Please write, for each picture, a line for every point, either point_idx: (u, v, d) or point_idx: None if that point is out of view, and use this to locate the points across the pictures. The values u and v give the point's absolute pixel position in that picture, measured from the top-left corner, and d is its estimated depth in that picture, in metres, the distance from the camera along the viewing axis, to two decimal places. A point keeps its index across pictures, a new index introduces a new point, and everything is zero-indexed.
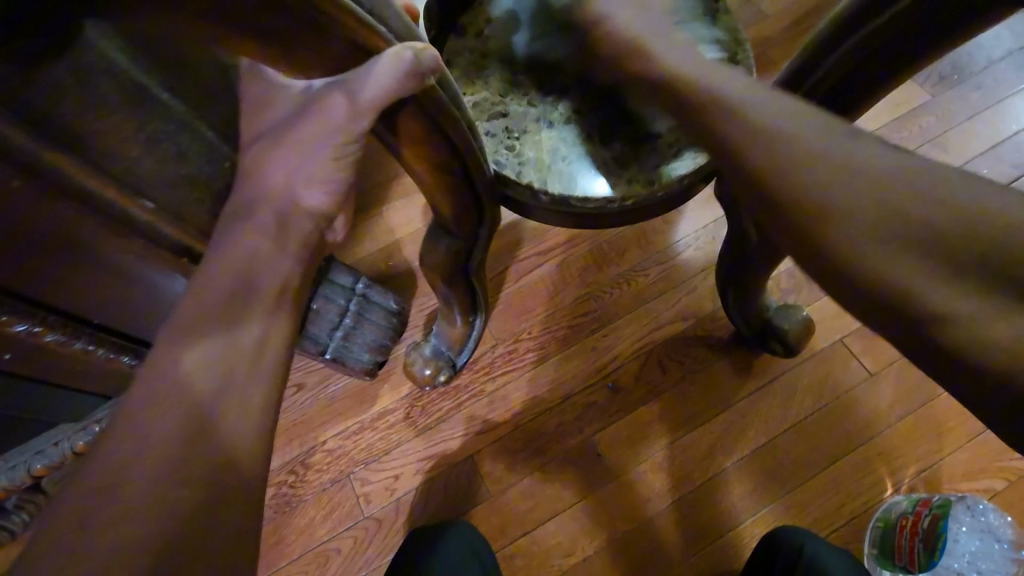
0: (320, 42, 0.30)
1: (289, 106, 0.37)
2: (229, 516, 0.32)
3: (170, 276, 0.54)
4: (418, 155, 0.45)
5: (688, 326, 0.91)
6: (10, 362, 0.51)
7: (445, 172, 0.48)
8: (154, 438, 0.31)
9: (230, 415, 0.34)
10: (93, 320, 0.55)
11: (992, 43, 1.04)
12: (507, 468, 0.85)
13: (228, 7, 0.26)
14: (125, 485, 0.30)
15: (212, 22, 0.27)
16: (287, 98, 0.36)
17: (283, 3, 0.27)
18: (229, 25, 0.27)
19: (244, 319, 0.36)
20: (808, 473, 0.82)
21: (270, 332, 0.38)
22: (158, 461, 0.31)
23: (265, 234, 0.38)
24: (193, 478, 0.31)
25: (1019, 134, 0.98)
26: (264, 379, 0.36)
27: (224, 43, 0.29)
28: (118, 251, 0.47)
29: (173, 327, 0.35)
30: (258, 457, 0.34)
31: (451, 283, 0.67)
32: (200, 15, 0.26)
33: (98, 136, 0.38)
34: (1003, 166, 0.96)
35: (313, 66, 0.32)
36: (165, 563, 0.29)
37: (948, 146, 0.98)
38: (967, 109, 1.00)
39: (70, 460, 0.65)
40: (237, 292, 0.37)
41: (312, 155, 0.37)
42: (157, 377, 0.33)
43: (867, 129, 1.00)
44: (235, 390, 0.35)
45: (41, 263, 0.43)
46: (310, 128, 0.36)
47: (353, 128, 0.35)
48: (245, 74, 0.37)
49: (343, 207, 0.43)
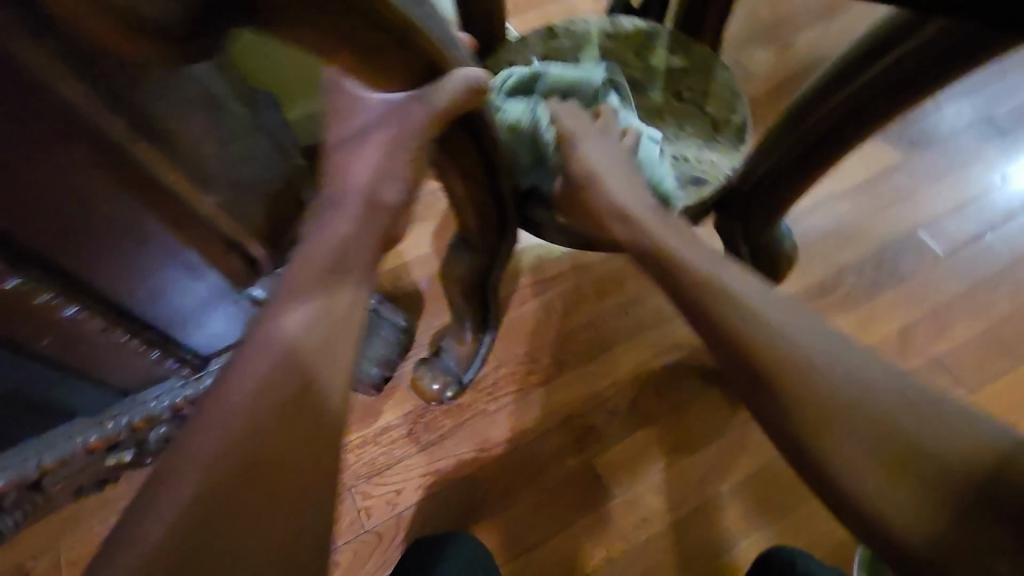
0: (404, 58, 0.36)
1: (371, 114, 0.46)
2: (309, 459, 0.39)
3: (210, 271, 0.57)
4: (457, 171, 0.51)
5: (682, 355, 0.96)
6: (53, 347, 0.55)
7: (477, 188, 0.54)
8: (263, 381, 0.39)
9: (322, 375, 0.41)
10: (134, 312, 0.58)
11: (953, 113, 1.15)
12: (506, 486, 0.87)
13: (342, 29, 0.32)
14: (239, 415, 0.38)
15: (326, 41, 0.32)
16: (369, 107, 0.46)
17: (385, 26, 0.32)
18: (338, 43, 0.32)
19: (337, 290, 0.44)
20: (796, 500, 0.86)
21: (356, 305, 0.45)
22: (264, 403, 0.39)
23: (350, 222, 0.46)
24: (288, 423, 0.39)
25: (980, 194, 1.08)
26: (349, 349, 0.43)
27: (327, 59, 0.34)
28: (171, 243, 0.51)
29: (284, 290, 0.43)
30: (338, 411, 0.41)
31: (467, 297, 0.71)
32: (318, 34, 0.32)
33: (176, 131, 0.43)
34: (967, 222, 1.05)
35: (393, 80, 0.38)
36: (254, 488, 0.37)
37: (916, 202, 1.07)
38: (932, 170, 1.10)
39: (84, 453, 0.68)
40: (330, 268, 0.44)
41: (387, 151, 0.46)
42: (269, 330, 0.41)
43: (844, 182, 1.09)
44: (327, 356, 0.42)
45: (102, 250, 0.48)
46: (389, 129, 0.45)
47: (416, 138, 0.42)
48: (338, 90, 0.48)
49: (390, 209, 0.47)
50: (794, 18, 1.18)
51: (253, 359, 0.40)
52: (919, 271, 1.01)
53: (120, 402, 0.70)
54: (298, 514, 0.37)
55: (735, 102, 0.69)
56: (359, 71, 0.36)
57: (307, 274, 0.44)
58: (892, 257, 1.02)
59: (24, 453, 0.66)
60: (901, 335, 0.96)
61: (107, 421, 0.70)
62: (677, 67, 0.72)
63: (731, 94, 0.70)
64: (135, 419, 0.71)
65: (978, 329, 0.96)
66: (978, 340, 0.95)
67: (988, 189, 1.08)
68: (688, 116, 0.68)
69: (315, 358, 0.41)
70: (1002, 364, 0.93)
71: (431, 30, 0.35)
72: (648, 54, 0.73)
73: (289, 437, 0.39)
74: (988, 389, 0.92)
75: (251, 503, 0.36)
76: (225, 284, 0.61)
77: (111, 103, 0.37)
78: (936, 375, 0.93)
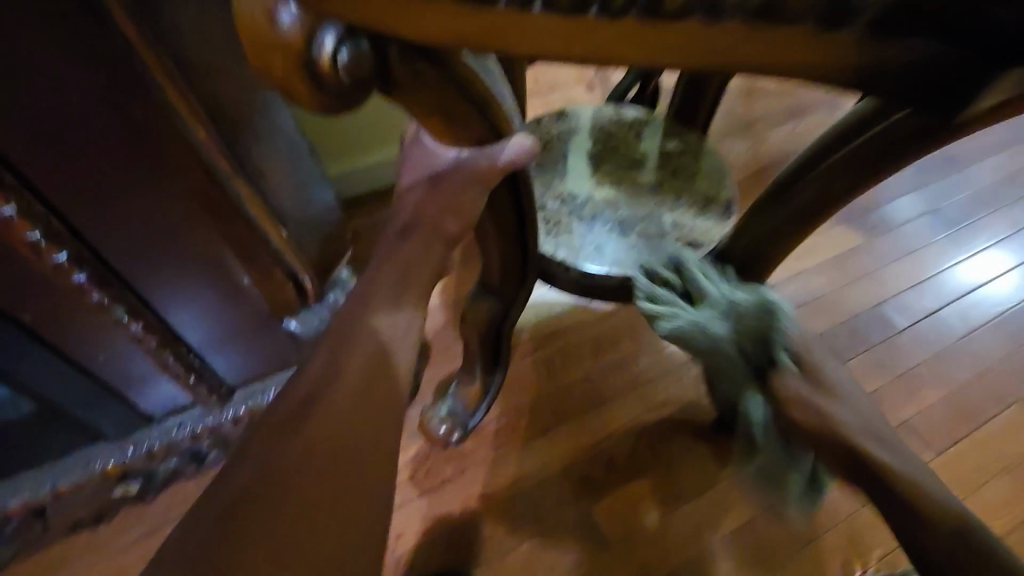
0: (483, 122, 0.43)
1: (441, 162, 0.54)
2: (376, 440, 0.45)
3: (259, 299, 0.63)
4: (495, 221, 0.59)
5: (676, 411, 1.01)
6: (102, 363, 0.59)
7: (510, 238, 0.61)
8: (345, 365, 0.47)
9: (391, 373, 0.49)
10: (183, 336, 0.62)
11: (908, 205, 1.31)
12: (507, 532, 0.88)
13: (448, 99, 0.38)
14: (323, 393, 0.45)
15: (433, 108, 0.39)
16: (441, 158, 0.53)
17: (478, 97, 0.40)
18: (440, 110, 0.39)
19: (404, 302, 0.52)
20: (786, 555, 0.89)
21: (414, 319, 0.52)
22: (344, 387, 0.46)
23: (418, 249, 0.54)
24: (361, 406, 0.46)
25: (936, 277, 1.20)
26: (409, 352, 0.51)
27: (426, 121, 0.41)
28: (234, 268, 0.57)
29: (357, 299, 0.51)
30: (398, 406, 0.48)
31: (484, 340, 0.77)
32: (430, 102, 0.38)
33: (262, 167, 0.51)
34: (926, 300, 1.17)
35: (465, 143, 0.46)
36: (325, 447, 0.43)
37: (880, 280, 1.19)
38: (892, 252, 1.23)
39: (98, 479, 0.70)
40: (399, 284, 0.52)
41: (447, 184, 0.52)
42: (350, 326, 0.49)
43: (815, 259, 1.21)
44: (394, 354, 0.50)
45: (168, 268, 0.53)
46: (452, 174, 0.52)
47: (475, 186, 0.50)
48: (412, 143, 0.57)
49: (437, 248, 0.55)
50: (765, 118, 1.36)
51: (339, 347, 0.48)
52: (887, 341, 1.11)
53: (143, 429, 0.72)
54: (324, 534, 0.40)
55: (723, 180, 0.80)
56: (446, 137, 0.44)
57: (381, 286, 0.52)
58: (861, 327, 1.12)
59: (43, 472, 0.69)
60: (875, 398, 1.04)
61: (127, 446, 0.71)
62: (672, 149, 0.84)
63: (720, 173, 0.82)
64: (155, 445, 0.72)
65: (943, 395, 1.05)
66: (944, 404, 1.04)
67: (942, 271, 1.21)
68: (684, 190, 0.79)
69: (383, 371, 0.48)
70: (964, 428, 1.01)
71: (502, 99, 0.43)
72: (648, 138, 0.85)
73: (340, 458, 0.43)
74: (956, 450, 0.99)
75: (295, 509, 0.40)
76: (268, 313, 0.66)
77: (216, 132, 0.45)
78: (909, 436, 1.00)
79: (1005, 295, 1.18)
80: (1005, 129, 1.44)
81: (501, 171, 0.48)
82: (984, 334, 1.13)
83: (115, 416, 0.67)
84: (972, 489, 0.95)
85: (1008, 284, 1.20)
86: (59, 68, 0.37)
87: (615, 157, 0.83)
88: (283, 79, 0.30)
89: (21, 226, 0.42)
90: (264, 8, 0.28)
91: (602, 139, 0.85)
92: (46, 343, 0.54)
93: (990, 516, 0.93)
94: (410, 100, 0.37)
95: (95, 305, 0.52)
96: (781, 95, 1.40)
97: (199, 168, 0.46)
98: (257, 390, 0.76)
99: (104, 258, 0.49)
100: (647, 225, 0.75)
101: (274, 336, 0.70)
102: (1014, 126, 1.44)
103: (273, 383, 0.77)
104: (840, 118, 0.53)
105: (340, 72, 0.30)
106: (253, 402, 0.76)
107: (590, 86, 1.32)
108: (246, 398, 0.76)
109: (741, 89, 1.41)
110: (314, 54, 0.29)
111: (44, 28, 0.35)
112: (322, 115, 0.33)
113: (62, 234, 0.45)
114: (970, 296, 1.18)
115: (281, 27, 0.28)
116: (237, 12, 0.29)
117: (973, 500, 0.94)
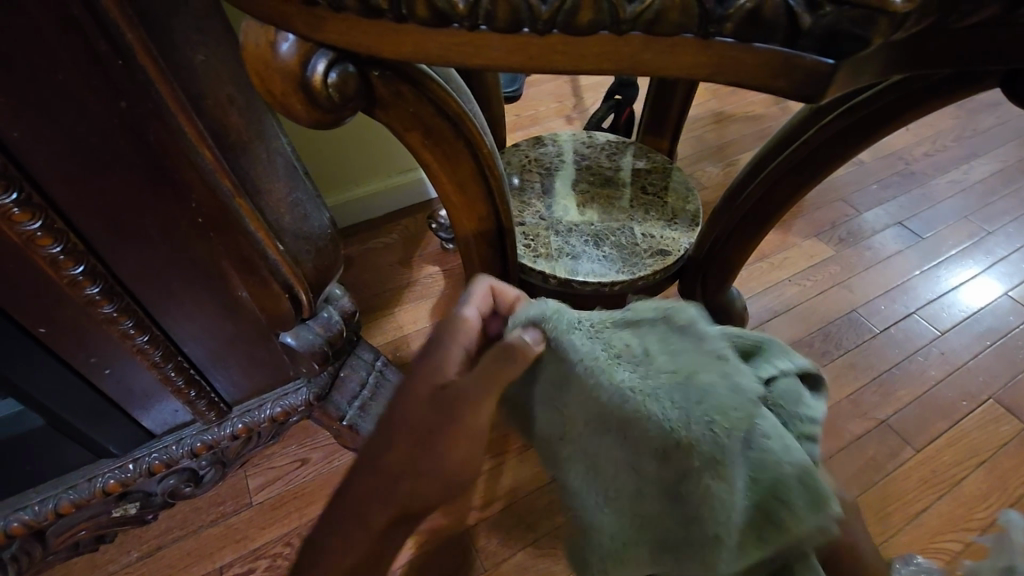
0: (460, 139, 0.48)
1: (279, 178, 0.59)
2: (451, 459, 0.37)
3: (259, 313, 0.66)
4: (478, 244, 0.62)
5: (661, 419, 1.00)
6: (109, 372, 0.62)
7: (490, 258, 0.65)
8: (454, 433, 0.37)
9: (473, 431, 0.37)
10: (185, 349, 0.65)
11: (876, 218, 1.36)
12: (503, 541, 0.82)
13: (427, 120, 0.45)
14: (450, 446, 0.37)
15: (413, 129, 0.45)
16: (284, 189, 0.60)
17: (452, 117, 0.46)
18: (416, 131, 0.45)
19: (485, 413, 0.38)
20: None
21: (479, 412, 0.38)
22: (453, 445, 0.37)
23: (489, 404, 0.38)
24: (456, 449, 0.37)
25: (906, 283, 1.23)
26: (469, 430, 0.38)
27: (412, 137, 0.46)
28: (240, 285, 0.62)
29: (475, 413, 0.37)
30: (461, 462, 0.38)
31: None
32: (412, 124, 0.44)
33: (253, 182, 0.56)
34: (897, 305, 1.19)
35: (453, 170, 0.51)
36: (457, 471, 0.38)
37: (853, 287, 1.22)
38: (863, 262, 1.27)
39: (99, 494, 0.71)
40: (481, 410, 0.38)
41: (287, 198, 0.60)
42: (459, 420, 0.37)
43: (789, 271, 1.25)
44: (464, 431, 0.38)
45: (176, 279, 0.58)
46: (279, 194, 0.59)
47: (451, 199, 0.55)
48: (292, 188, 0.61)
49: (280, 193, 0.59)
50: (736, 143, 1.43)
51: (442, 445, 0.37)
52: (861, 346, 1.13)
53: (145, 444, 0.75)
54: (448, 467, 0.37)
55: (689, 195, 0.86)
56: (427, 156, 0.49)
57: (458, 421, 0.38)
58: (836, 334, 1.15)
59: (48, 491, 0.71)
60: (851, 402, 1.05)
61: (129, 463, 0.74)
62: (641, 168, 0.90)
63: (686, 188, 0.88)
64: (154, 461, 0.75)
65: (918, 395, 1.06)
66: (920, 403, 1.05)
67: (909, 278, 1.24)
68: (655, 204, 0.84)
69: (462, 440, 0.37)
70: (943, 424, 1.03)
71: (474, 118, 0.49)
72: (619, 158, 0.92)
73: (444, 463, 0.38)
74: (933, 448, 1.00)
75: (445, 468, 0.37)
76: (265, 327, 0.69)
77: (222, 152, 0.51)
78: (887, 436, 1.01)
79: (969, 302, 1.20)
80: (961, 147, 1.52)
81: (477, 183, 0.54)
82: (954, 338, 1.14)
83: (117, 431, 0.70)
84: (950, 485, 0.95)
85: (971, 293, 1.22)
86: (83, 93, 0.42)
87: (590, 177, 0.89)
88: (283, 100, 0.35)
89: (44, 242, 0.46)
90: (265, 39, 0.33)
91: (578, 163, 0.91)
92: (56, 354, 0.58)
93: (965, 511, 0.93)
94: (392, 118, 0.43)
95: (106, 319, 0.55)
96: (749, 121, 1.49)
97: (207, 188, 0.51)
98: (254, 406, 0.79)
99: (116, 274, 0.54)
100: (620, 235, 0.80)
101: (271, 348, 0.73)
102: (969, 144, 1.53)
103: (274, 402, 0.80)
104: (781, 129, 0.58)
105: (330, 89, 0.35)
106: (251, 417, 0.79)
107: (570, 119, 1.40)
108: (244, 413, 0.79)
109: (712, 118, 1.49)
110: (307, 76, 0.34)
111: (73, 61, 0.41)
112: (314, 129, 0.37)
113: (79, 249, 0.49)
114: (939, 301, 1.20)
115: (280, 54, 0.33)
116: (243, 47, 0.35)
117: (949, 497, 0.94)
